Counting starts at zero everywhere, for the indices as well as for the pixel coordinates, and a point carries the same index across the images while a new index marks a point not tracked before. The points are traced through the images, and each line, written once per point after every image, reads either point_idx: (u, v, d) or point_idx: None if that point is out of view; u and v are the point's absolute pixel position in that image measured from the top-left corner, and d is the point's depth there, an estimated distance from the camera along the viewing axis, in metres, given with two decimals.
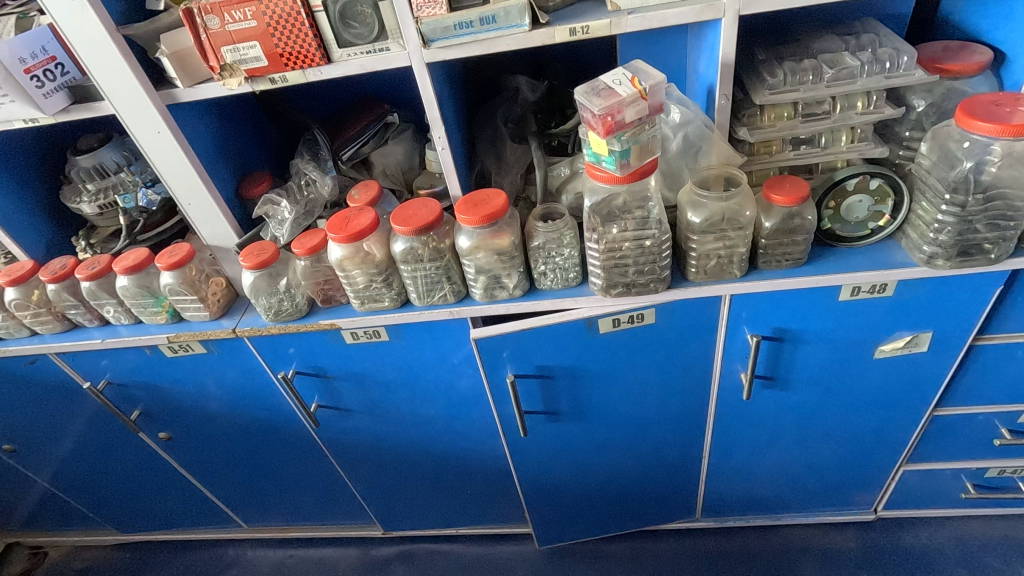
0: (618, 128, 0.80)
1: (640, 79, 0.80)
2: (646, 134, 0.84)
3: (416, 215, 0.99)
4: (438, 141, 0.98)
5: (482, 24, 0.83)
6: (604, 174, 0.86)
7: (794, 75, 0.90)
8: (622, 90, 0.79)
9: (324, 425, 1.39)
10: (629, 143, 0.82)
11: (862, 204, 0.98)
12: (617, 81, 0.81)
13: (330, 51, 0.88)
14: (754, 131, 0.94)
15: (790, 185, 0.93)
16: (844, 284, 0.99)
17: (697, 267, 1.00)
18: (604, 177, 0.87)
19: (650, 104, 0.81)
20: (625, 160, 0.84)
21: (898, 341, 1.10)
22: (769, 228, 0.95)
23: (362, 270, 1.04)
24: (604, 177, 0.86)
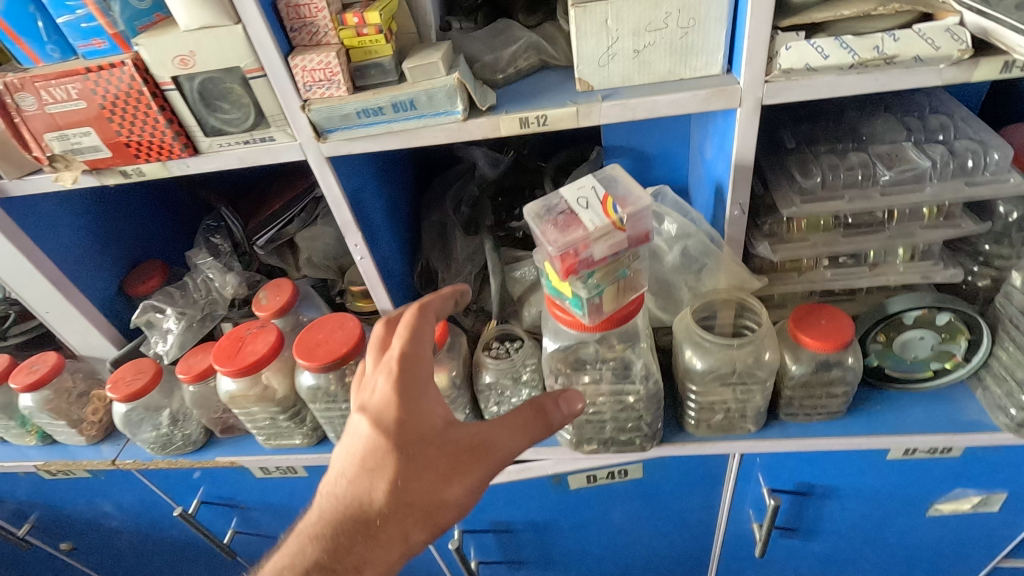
0: (584, 268, 0.56)
1: (617, 200, 0.55)
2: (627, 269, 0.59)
3: (327, 345, 0.76)
4: (354, 248, 0.74)
5: (396, 111, 0.59)
6: (567, 315, 0.62)
7: (836, 175, 0.65)
8: (591, 218, 0.54)
9: (246, 551, 1.15)
10: (601, 285, 0.58)
11: (923, 342, 0.72)
12: (583, 199, 0.56)
13: (195, 139, 0.64)
14: (777, 247, 0.69)
15: (825, 322, 0.68)
16: (894, 447, 0.74)
17: (697, 419, 0.75)
18: (567, 319, 0.62)
19: (630, 235, 0.56)
20: (596, 303, 0.59)
21: (962, 501, 0.85)
22: (796, 378, 0.70)
23: (262, 407, 0.80)
24: (567, 318, 0.62)
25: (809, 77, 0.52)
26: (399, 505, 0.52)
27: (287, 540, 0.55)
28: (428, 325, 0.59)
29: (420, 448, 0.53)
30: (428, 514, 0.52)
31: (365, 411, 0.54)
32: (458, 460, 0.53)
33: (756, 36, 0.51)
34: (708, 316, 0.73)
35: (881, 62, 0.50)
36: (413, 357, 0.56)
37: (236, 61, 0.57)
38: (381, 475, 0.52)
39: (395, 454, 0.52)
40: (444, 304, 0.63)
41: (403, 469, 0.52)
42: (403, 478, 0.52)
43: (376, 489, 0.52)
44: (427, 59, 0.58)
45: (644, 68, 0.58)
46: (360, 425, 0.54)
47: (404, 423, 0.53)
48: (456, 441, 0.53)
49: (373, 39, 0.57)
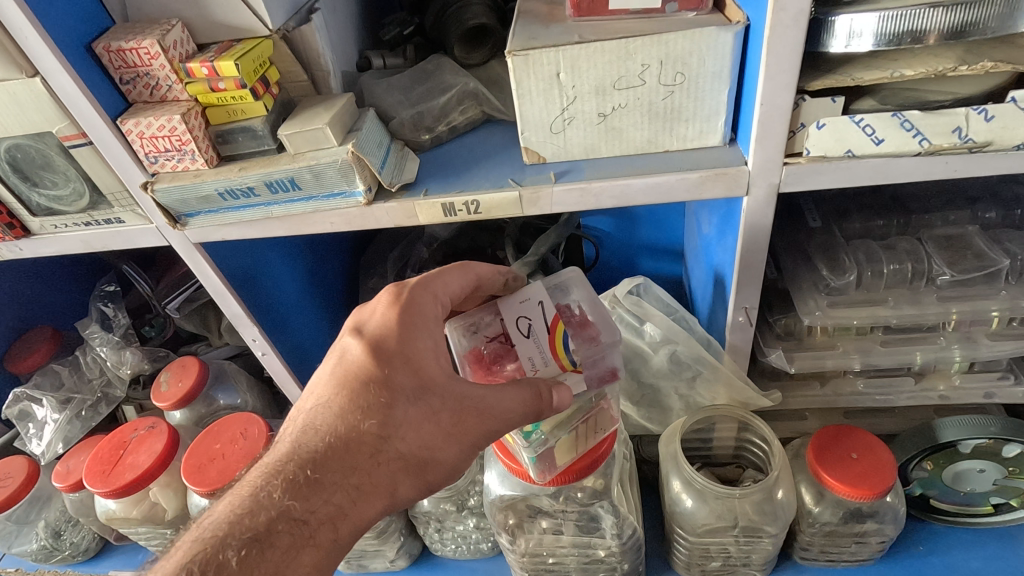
0: None
1: (570, 330, 0.41)
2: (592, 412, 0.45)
3: (225, 460, 0.60)
4: (252, 343, 0.58)
5: (273, 192, 0.43)
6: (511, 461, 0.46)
7: (877, 271, 0.49)
8: (530, 354, 0.41)
9: None
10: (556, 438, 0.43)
11: (982, 475, 0.56)
12: (526, 323, 0.41)
13: (22, 218, 0.48)
14: (795, 357, 0.52)
15: (857, 456, 0.52)
16: None
17: (687, 562, 0.58)
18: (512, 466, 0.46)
19: (587, 375, 0.42)
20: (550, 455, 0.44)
21: None
22: (816, 524, 0.54)
23: (150, 526, 0.65)
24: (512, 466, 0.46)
25: (850, 163, 0.36)
26: (394, 453, 0.38)
27: (241, 478, 0.39)
28: (461, 276, 0.44)
29: (430, 393, 0.39)
30: (425, 468, 0.39)
31: (362, 333, 0.40)
32: (469, 416, 0.39)
33: (772, 104, 0.35)
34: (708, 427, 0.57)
35: (964, 151, 0.34)
36: (427, 282, 0.42)
37: (45, 125, 0.41)
38: (362, 416, 0.38)
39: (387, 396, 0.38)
40: (494, 281, 0.46)
41: (401, 412, 0.38)
42: (398, 418, 0.38)
43: (367, 430, 0.38)
44: (311, 124, 0.41)
45: (615, 138, 0.42)
46: (353, 349, 0.40)
47: (405, 356, 0.39)
48: (473, 392, 0.39)
49: (235, 96, 0.41)
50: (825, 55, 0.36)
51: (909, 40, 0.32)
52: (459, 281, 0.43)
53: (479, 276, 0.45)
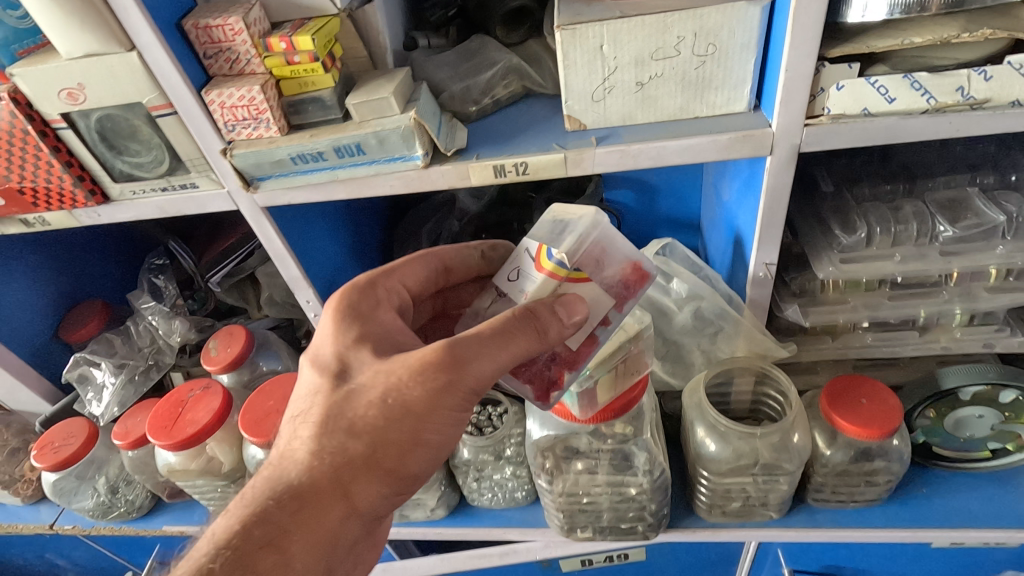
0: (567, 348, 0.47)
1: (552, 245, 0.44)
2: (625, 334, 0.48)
3: (280, 414, 0.65)
4: (306, 305, 0.63)
5: (340, 156, 0.48)
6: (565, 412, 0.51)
7: (886, 229, 0.53)
8: (529, 288, 0.44)
9: None
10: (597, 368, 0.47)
11: (981, 421, 0.61)
12: (520, 271, 0.46)
13: (103, 185, 0.53)
14: (810, 310, 0.57)
15: (867, 401, 0.57)
16: (943, 541, 0.62)
17: (709, 503, 0.63)
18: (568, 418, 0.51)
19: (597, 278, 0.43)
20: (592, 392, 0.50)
21: None
22: (829, 464, 0.59)
23: (207, 479, 0.70)
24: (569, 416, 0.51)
25: (865, 123, 0.41)
26: (335, 454, 0.41)
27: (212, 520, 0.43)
28: (417, 267, 0.51)
29: (361, 389, 0.42)
30: (371, 464, 0.41)
31: (310, 349, 0.46)
32: (400, 402, 0.41)
33: (795, 70, 0.39)
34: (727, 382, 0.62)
35: (966, 108, 0.39)
36: (368, 288, 0.48)
37: (137, 96, 0.46)
38: (312, 420, 0.42)
39: (343, 389, 0.42)
40: (465, 256, 0.53)
41: (337, 413, 0.42)
42: (351, 404, 0.41)
43: (308, 438, 0.42)
44: (377, 93, 0.46)
45: (650, 105, 0.46)
46: (303, 365, 0.46)
47: (339, 360, 0.44)
48: (399, 378, 0.41)
49: (308, 68, 0.46)
50: (843, 26, 0.41)
51: (917, 9, 0.37)
52: (412, 273, 0.51)
53: (440, 260, 0.52)
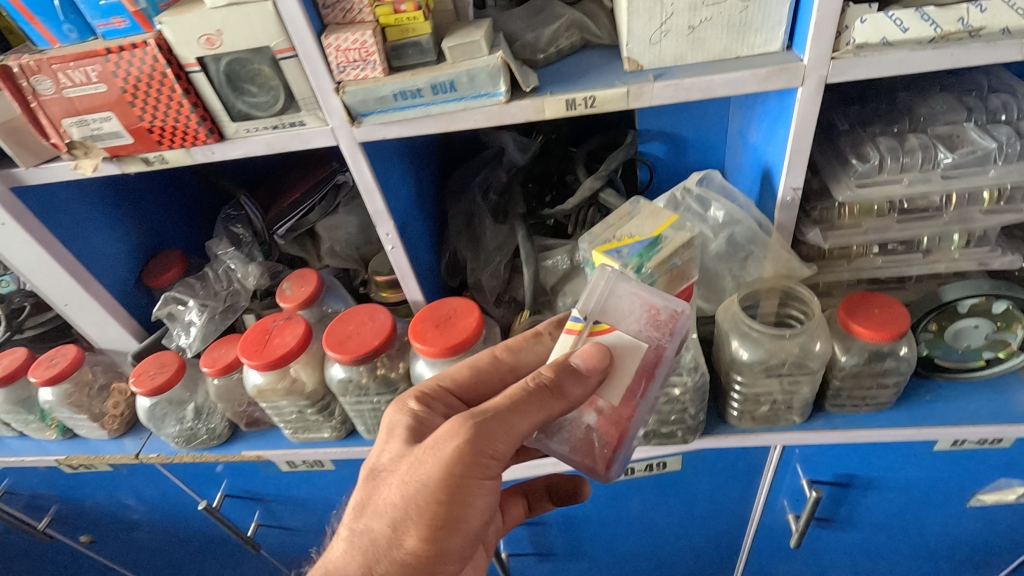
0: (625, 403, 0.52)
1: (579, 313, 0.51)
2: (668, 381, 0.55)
3: (359, 336, 0.73)
4: (385, 238, 0.71)
5: (435, 93, 0.56)
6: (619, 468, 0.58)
7: (896, 158, 0.62)
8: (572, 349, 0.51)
9: (267, 543, 1.14)
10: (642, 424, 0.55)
11: (977, 331, 0.70)
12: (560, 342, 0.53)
13: (221, 124, 0.61)
14: (829, 233, 0.66)
15: (880, 311, 0.66)
16: (943, 438, 0.72)
17: (741, 412, 0.72)
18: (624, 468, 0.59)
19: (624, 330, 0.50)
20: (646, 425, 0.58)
21: (1006, 491, 0.83)
22: (846, 369, 0.68)
23: (290, 400, 0.78)
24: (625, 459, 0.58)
25: (882, 53, 0.49)
26: (376, 536, 0.49)
27: None
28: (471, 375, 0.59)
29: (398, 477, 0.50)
30: (407, 545, 0.48)
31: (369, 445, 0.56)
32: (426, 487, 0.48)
33: (825, 10, 0.48)
34: (755, 307, 0.70)
35: (965, 36, 0.48)
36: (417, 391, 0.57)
37: (266, 40, 0.54)
38: (357, 511, 0.51)
39: (381, 481, 0.51)
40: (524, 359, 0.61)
41: (376, 501, 0.50)
42: (386, 488, 0.50)
43: (354, 530, 0.50)
44: (469, 38, 0.54)
45: (699, 46, 0.55)
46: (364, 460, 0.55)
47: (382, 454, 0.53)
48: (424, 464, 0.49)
49: (411, 16, 0.54)
50: None
51: None
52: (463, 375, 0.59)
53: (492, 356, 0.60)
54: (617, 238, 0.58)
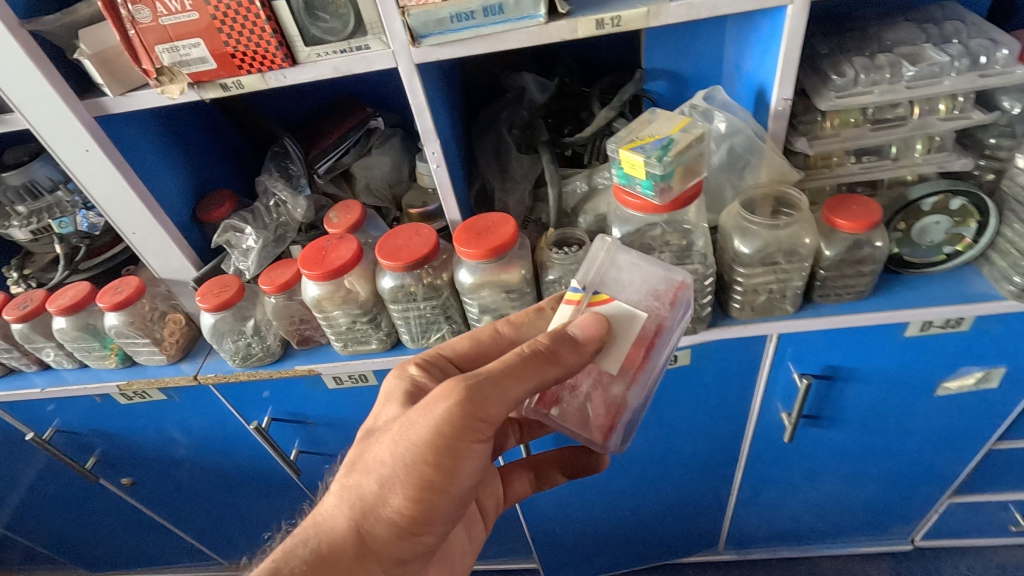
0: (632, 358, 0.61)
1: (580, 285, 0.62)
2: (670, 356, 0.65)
3: (409, 247, 0.82)
4: (431, 156, 0.80)
5: (486, 15, 0.66)
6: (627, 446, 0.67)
7: (868, 73, 0.74)
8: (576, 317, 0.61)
9: (306, 470, 1.24)
10: (645, 402, 0.64)
11: (938, 227, 0.82)
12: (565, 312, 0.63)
13: (295, 50, 0.70)
14: (813, 142, 0.78)
15: (857, 207, 0.77)
16: (913, 320, 0.84)
17: (742, 303, 0.84)
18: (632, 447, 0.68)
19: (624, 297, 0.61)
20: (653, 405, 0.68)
21: (966, 377, 0.96)
22: (831, 258, 0.79)
23: (344, 311, 0.88)
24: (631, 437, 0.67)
25: None
26: (370, 481, 0.59)
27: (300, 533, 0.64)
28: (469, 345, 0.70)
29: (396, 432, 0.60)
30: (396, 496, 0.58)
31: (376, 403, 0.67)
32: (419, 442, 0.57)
33: None
34: (754, 213, 0.80)
35: None
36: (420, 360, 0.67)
37: None
38: (354, 464, 0.62)
39: (377, 439, 0.61)
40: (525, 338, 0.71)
41: (373, 453, 0.60)
42: (378, 446, 0.60)
43: (353, 476, 0.61)
44: None
45: None
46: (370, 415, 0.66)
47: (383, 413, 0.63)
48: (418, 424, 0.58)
49: None
50: None
51: None
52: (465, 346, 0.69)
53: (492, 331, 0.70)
54: (640, 138, 0.69)
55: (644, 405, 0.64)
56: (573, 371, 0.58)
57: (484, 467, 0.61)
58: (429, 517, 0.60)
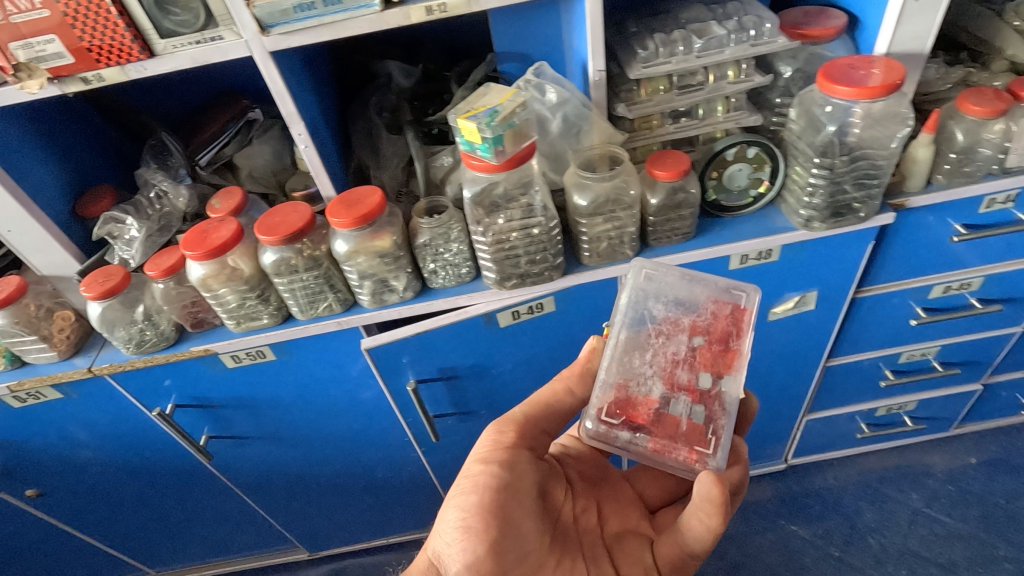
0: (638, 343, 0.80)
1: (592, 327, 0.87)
2: (680, 351, 0.79)
3: (287, 222, 0.89)
4: (298, 137, 0.88)
5: (325, 5, 0.74)
6: (662, 441, 0.75)
7: (666, 46, 0.88)
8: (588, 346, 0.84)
9: (219, 455, 1.28)
10: (655, 389, 0.77)
11: (742, 173, 0.98)
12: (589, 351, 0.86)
13: (151, 43, 0.76)
14: (632, 106, 0.92)
15: (672, 158, 0.92)
16: (732, 254, 1.00)
17: (590, 251, 0.97)
18: (673, 444, 0.75)
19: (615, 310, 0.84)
20: (691, 404, 0.76)
21: (787, 302, 1.13)
22: (655, 205, 0.94)
23: (231, 288, 0.94)
24: (678, 432, 0.75)
25: None
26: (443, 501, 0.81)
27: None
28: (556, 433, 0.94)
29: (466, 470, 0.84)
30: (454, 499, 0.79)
31: None
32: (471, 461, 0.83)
33: None
34: (592, 170, 0.92)
35: None
36: None
37: None
38: None
39: None
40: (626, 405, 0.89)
41: None
42: None
43: None
44: None
45: None
46: None
47: None
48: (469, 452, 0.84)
49: None
50: None
51: None
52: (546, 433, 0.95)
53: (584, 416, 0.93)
54: (474, 108, 0.79)
55: (656, 392, 0.77)
56: (575, 377, 0.83)
57: (524, 474, 0.80)
58: (479, 519, 0.74)
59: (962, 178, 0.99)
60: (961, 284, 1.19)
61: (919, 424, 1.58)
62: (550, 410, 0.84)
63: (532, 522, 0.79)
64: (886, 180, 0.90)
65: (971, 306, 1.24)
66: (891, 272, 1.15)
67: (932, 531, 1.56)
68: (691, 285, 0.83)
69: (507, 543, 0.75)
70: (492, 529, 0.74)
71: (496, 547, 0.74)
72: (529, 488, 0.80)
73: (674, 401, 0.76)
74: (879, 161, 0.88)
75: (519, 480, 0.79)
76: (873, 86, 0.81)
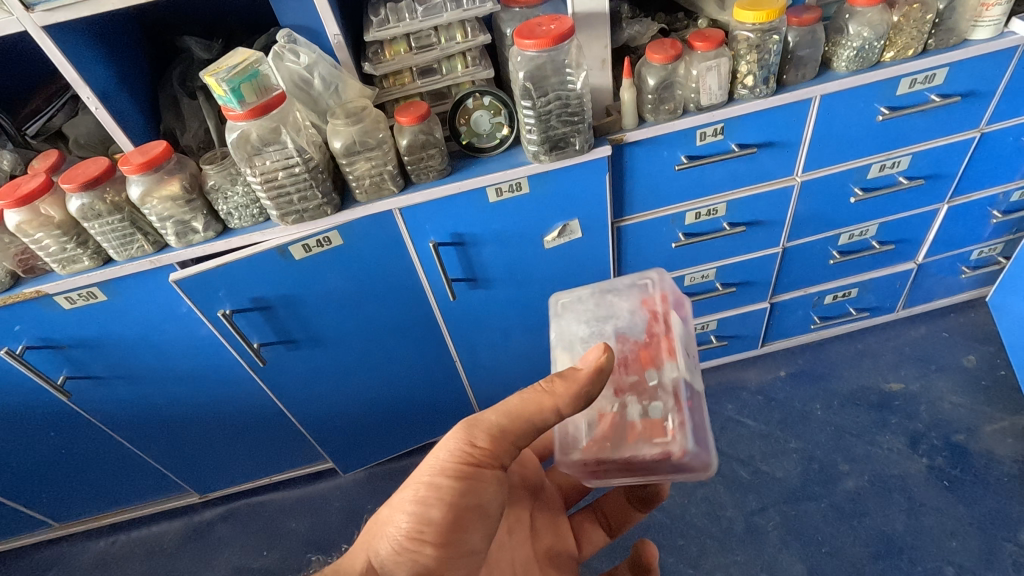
0: None
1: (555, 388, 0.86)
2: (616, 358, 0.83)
3: (85, 172, 1.06)
4: (88, 100, 1.04)
5: None
6: (627, 450, 0.76)
7: (395, 14, 1.08)
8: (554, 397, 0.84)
9: (79, 395, 1.44)
10: (611, 403, 0.80)
11: (484, 118, 1.18)
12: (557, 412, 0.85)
13: None
14: (377, 66, 1.11)
15: (414, 107, 1.11)
16: (484, 186, 1.20)
17: (360, 189, 1.17)
18: (637, 449, 0.75)
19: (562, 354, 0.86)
20: (644, 404, 0.78)
21: (554, 231, 1.33)
22: (405, 145, 1.14)
23: (48, 234, 1.11)
24: (642, 434, 0.77)
25: None
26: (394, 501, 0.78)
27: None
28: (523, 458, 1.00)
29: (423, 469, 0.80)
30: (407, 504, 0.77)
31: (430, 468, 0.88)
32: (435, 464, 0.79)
33: None
34: (349, 116, 1.10)
35: None
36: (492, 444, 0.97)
37: None
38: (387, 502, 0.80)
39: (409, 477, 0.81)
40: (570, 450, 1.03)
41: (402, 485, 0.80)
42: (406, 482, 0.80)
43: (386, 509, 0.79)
44: None
45: None
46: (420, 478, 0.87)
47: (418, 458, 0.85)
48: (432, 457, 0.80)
49: None
50: None
51: None
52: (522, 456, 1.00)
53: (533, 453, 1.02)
54: (218, 66, 0.97)
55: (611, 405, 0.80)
56: (568, 400, 0.74)
57: (487, 491, 0.79)
58: (432, 533, 0.75)
59: (665, 115, 1.21)
60: (709, 210, 1.41)
61: (723, 341, 1.82)
62: (531, 425, 0.77)
63: (483, 539, 0.80)
64: (587, 117, 1.13)
65: (724, 229, 1.46)
66: (642, 202, 1.37)
67: (739, 432, 1.80)
68: (606, 299, 0.88)
69: (455, 560, 0.77)
70: (444, 542, 0.76)
71: (443, 564, 0.76)
72: (493, 507, 0.80)
73: (630, 409, 0.79)
74: (573, 99, 1.11)
75: (486, 499, 0.79)
76: (548, 37, 1.00)
